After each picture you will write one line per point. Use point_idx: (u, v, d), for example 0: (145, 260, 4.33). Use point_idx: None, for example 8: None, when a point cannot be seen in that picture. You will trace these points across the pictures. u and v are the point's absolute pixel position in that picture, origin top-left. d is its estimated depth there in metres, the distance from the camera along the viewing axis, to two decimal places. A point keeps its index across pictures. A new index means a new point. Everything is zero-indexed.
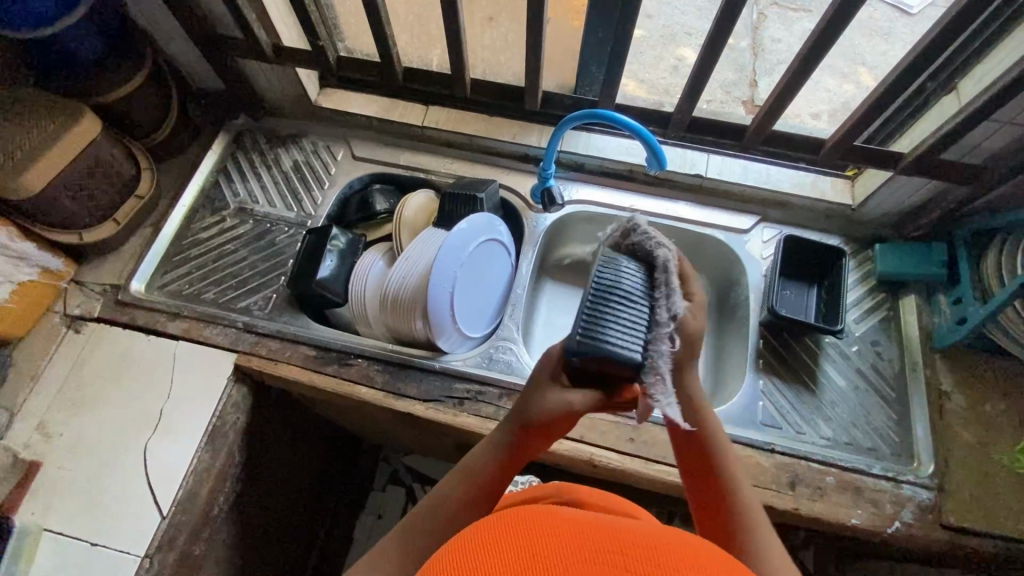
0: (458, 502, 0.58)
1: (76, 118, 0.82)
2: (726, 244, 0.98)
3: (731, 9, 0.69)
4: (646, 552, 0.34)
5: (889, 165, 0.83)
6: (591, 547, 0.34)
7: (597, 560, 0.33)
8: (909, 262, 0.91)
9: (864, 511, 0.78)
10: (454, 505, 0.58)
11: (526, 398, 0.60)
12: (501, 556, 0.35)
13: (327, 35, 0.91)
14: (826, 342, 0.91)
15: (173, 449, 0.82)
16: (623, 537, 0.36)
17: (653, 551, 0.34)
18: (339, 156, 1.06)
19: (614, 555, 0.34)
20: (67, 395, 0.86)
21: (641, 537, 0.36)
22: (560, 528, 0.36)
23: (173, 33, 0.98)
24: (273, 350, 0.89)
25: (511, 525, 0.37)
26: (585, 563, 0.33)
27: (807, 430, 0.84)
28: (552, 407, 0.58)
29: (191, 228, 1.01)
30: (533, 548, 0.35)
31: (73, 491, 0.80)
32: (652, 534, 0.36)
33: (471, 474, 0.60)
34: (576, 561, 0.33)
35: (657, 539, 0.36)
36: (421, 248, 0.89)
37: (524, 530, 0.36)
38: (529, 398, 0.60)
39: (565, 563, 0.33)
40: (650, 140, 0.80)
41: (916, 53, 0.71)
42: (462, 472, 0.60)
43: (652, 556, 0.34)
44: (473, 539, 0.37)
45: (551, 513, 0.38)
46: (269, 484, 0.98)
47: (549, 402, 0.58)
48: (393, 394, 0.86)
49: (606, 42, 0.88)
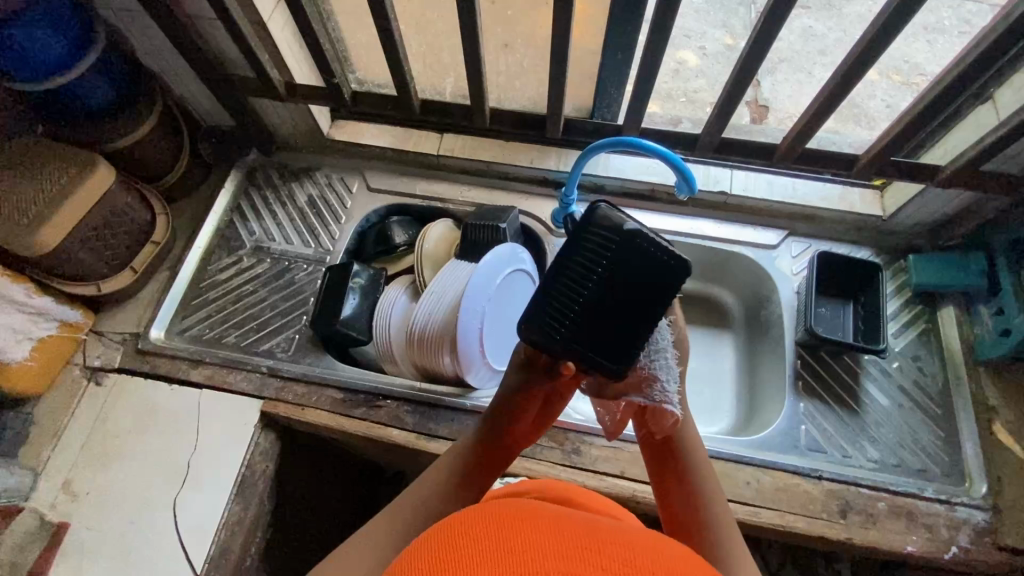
0: (442, 493, 0.58)
1: (90, 169, 0.81)
2: (756, 261, 0.96)
3: (766, 32, 0.67)
4: (628, 553, 0.34)
5: (926, 178, 0.81)
6: (568, 544, 0.34)
7: (577, 559, 0.33)
8: (946, 273, 0.88)
9: (920, 537, 0.75)
10: (444, 490, 0.59)
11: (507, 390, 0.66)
12: (477, 542, 0.34)
13: (341, 71, 0.89)
14: (865, 360, 0.88)
15: (203, 502, 0.80)
16: (604, 538, 0.35)
17: (634, 553, 0.34)
18: (354, 188, 1.04)
19: (593, 554, 0.33)
20: (91, 451, 0.84)
21: (622, 540, 0.36)
22: (541, 525, 0.36)
23: (183, 77, 0.96)
24: (300, 394, 0.87)
25: (489, 517, 0.37)
26: (567, 559, 0.32)
27: (853, 453, 0.82)
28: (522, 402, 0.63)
29: (207, 270, 0.99)
30: (510, 540, 0.34)
31: (102, 551, 0.78)
32: (629, 538, 0.36)
33: (451, 465, 0.61)
34: (555, 555, 0.33)
35: (636, 542, 0.36)
36: (444, 283, 0.87)
37: (502, 523, 0.36)
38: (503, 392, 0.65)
39: (541, 557, 0.33)
40: (679, 164, 0.78)
41: (962, 66, 0.68)
42: (446, 464, 0.62)
43: (632, 557, 0.34)
44: (447, 533, 0.36)
45: (529, 508, 0.38)
46: (300, 529, 0.95)
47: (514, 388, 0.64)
48: (424, 435, 0.84)
49: (626, 64, 0.85)
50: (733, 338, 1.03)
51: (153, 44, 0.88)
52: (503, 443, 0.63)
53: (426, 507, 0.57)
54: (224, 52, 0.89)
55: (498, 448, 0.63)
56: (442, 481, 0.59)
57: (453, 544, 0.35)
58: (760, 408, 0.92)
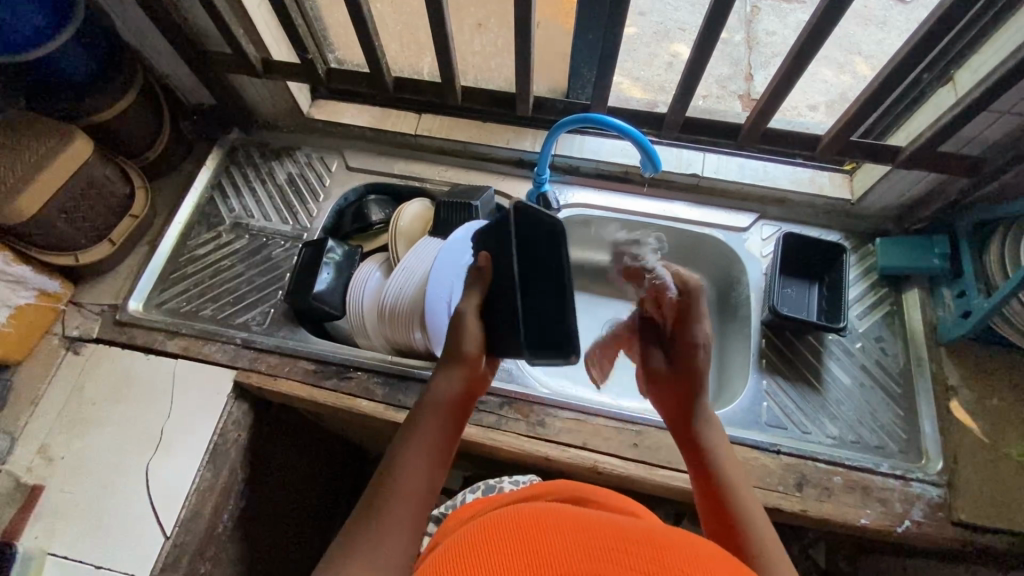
0: (425, 462, 0.57)
1: (68, 140, 0.82)
2: (725, 243, 0.97)
3: (716, 14, 0.69)
4: (653, 550, 0.37)
5: (887, 159, 0.82)
6: (595, 546, 0.37)
7: (603, 556, 0.36)
8: (909, 255, 0.89)
9: (873, 510, 0.77)
10: (431, 453, 0.58)
11: (457, 337, 0.66)
12: (505, 547, 0.38)
13: (316, 47, 0.91)
14: (829, 340, 0.90)
15: (176, 468, 0.82)
16: (631, 537, 0.39)
17: (657, 550, 0.37)
18: (333, 167, 1.06)
19: (616, 553, 0.37)
20: (67, 418, 0.85)
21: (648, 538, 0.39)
22: (569, 529, 0.39)
23: (163, 52, 0.97)
24: (273, 365, 0.89)
25: (518, 525, 0.40)
26: (592, 559, 0.36)
27: (813, 430, 0.83)
28: (475, 341, 0.66)
29: (187, 244, 1.00)
30: (539, 548, 0.37)
31: (75, 513, 0.80)
32: (657, 535, 0.39)
33: (422, 438, 0.59)
34: (581, 557, 0.36)
35: (662, 537, 0.40)
36: (416, 259, 0.89)
37: (533, 531, 0.39)
38: (457, 328, 0.67)
39: (570, 560, 0.36)
40: (642, 142, 0.79)
41: (912, 43, 0.69)
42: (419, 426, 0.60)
43: (656, 555, 0.37)
44: (479, 537, 0.40)
45: (563, 512, 0.42)
46: (272, 499, 0.97)
47: (463, 330, 0.67)
48: (393, 406, 0.85)
49: (596, 45, 0.87)
50: None
51: (134, 19, 0.90)
52: (469, 395, 0.65)
53: (414, 480, 0.55)
54: (201, 28, 0.91)
55: (464, 410, 0.64)
56: (422, 453, 0.57)
57: (487, 549, 0.38)
58: (727, 387, 0.94)
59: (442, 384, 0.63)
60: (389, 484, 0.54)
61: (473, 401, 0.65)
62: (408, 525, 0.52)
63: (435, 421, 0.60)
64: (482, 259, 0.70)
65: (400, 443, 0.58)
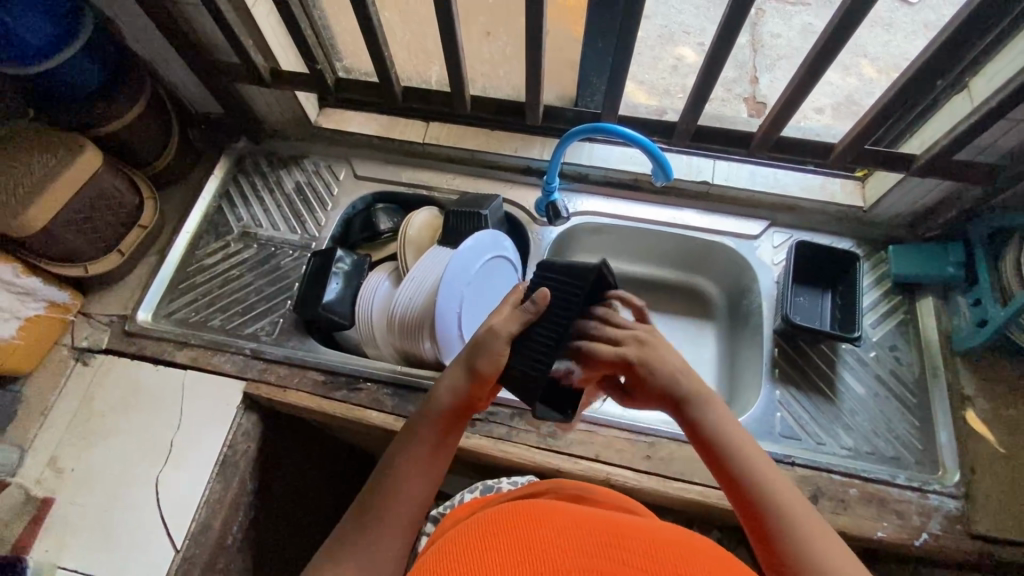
0: (417, 475, 0.56)
1: (78, 152, 0.82)
2: (736, 250, 0.96)
3: (731, 24, 0.69)
4: (648, 548, 0.37)
5: (900, 167, 0.81)
6: (590, 542, 0.37)
7: (599, 552, 0.36)
8: (922, 264, 0.89)
9: (891, 523, 0.76)
10: (424, 464, 0.57)
11: (473, 349, 0.59)
12: (499, 544, 0.37)
13: (325, 58, 0.91)
14: (842, 349, 0.89)
15: (185, 480, 0.81)
16: (627, 535, 0.38)
17: (652, 548, 0.37)
18: (341, 176, 1.06)
19: (611, 548, 0.36)
20: (76, 430, 0.85)
21: (644, 537, 0.39)
22: (563, 527, 0.39)
23: (171, 62, 0.97)
24: (282, 376, 0.88)
25: (512, 523, 0.40)
26: (588, 555, 0.35)
27: (827, 441, 0.82)
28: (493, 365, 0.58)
29: (194, 254, 1.00)
30: (532, 544, 0.37)
31: (85, 525, 0.79)
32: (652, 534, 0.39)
33: (416, 450, 0.58)
34: (576, 552, 0.35)
35: (659, 537, 0.39)
36: (425, 268, 0.89)
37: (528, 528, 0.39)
38: (482, 344, 0.59)
39: (565, 555, 0.35)
40: (653, 152, 0.78)
41: (929, 52, 0.68)
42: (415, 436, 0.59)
43: (651, 552, 0.36)
44: (472, 537, 0.39)
45: (557, 509, 0.41)
46: (282, 510, 0.96)
47: (490, 350, 0.58)
48: (403, 417, 0.85)
49: (606, 53, 0.86)
50: (715, 328, 1.04)
51: (143, 29, 0.90)
52: (473, 406, 0.60)
53: (406, 492, 0.55)
54: (210, 39, 0.91)
55: (465, 418, 0.60)
56: (414, 465, 0.57)
57: (481, 548, 0.37)
58: (739, 396, 0.93)
59: (442, 394, 0.60)
60: (379, 495, 0.55)
61: (476, 407, 0.61)
62: (395, 535, 0.54)
63: (432, 432, 0.59)
64: (542, 294, 0.57)
65: (396, 452, 0.58)
